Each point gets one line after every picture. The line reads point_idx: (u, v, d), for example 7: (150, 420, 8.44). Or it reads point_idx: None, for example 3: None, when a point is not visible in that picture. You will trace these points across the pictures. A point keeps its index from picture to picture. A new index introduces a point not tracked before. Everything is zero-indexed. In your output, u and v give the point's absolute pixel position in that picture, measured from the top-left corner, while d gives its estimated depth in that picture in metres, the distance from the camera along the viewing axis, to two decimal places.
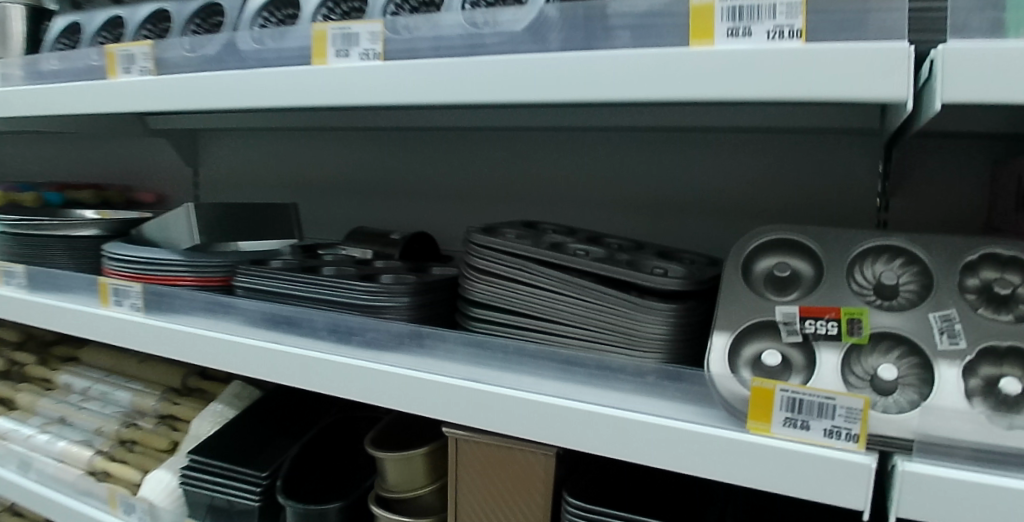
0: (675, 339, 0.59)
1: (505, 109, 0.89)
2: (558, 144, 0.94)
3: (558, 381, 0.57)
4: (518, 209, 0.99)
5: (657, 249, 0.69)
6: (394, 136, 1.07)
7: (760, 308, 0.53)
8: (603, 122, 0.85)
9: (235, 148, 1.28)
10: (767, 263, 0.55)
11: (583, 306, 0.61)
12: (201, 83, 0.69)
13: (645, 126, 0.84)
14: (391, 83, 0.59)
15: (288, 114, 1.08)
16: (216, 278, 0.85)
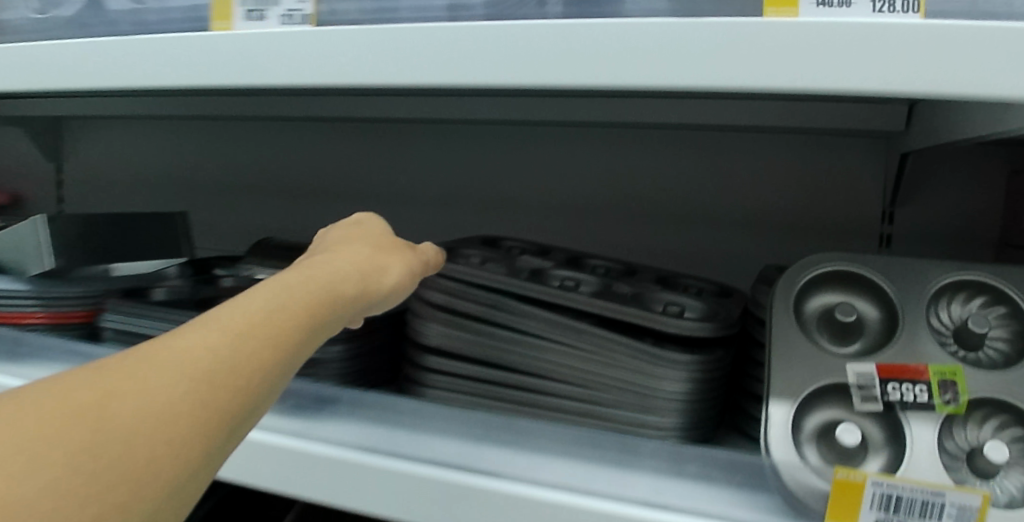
0: (702, 400, 0.46)
1: (453, 99, 0.73)
2: (521, 141, 0.80)
3: (561, 464, 0.42)
4: (467, 218, 0.83)
5: (657, 274, 0.56)
6: (321, 129, 0.89)
7: (825, 366, 0.40)
8: (574, 117, 0.70)
9: (119, 140, 1.05)
10: (820, 302, 0.43)
11: (580, 357, 0.47)
12: (23, 55, 0.47)
13: (623, 122, 0.70)
14: (290, 57, 0.38)
15: (177, 99, 0.87)
16: (78, 313, 0.64)
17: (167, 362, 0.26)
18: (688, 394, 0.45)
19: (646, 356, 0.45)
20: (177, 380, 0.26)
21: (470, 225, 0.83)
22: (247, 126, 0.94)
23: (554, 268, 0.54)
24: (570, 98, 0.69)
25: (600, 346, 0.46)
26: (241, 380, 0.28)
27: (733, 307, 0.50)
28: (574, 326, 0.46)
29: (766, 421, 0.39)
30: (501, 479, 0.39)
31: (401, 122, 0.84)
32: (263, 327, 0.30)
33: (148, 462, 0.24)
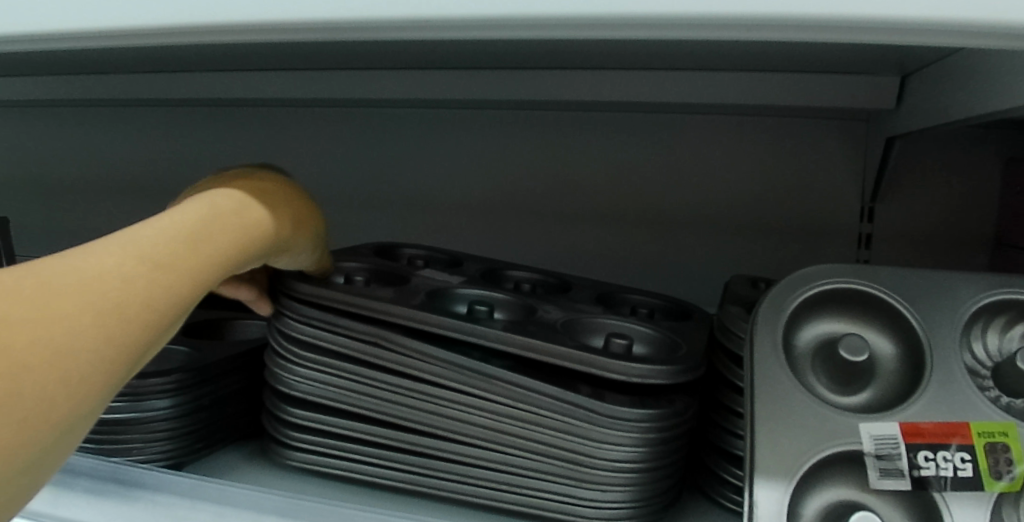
0: (658, 468, 0.33)
1: (331, 76, 0.57)
2: (424, 130, 0.63)
3: None
4: (358, 227, 0.67)
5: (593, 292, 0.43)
6: (182, 114, 0.71)
7: (829, 427, 0.28)
8: (485, 97, 0.56)
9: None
10: (817, 333, 0.32)
11: (492, 414, 0.33)
12: None
13: (548, 103, 0.56)
14: None
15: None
16: None
17: (75, 276, 0.21)
18: (640, 461, 0.32)
19: (583, 412, 0.32)
20: (86, 300, 0.21)
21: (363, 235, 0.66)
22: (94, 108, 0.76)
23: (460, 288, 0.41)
24: (479, 72, 0.53)
25: (521, 399, 0.32)
26: (161, 310, 0.22)
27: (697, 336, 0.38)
28: (483, 370, 0.33)
29: (749, 513, 0.27)
30: None
31: (272, 105, 0.66)
32: (182, 251, 0.24)
33: (44, 394, 0.19)
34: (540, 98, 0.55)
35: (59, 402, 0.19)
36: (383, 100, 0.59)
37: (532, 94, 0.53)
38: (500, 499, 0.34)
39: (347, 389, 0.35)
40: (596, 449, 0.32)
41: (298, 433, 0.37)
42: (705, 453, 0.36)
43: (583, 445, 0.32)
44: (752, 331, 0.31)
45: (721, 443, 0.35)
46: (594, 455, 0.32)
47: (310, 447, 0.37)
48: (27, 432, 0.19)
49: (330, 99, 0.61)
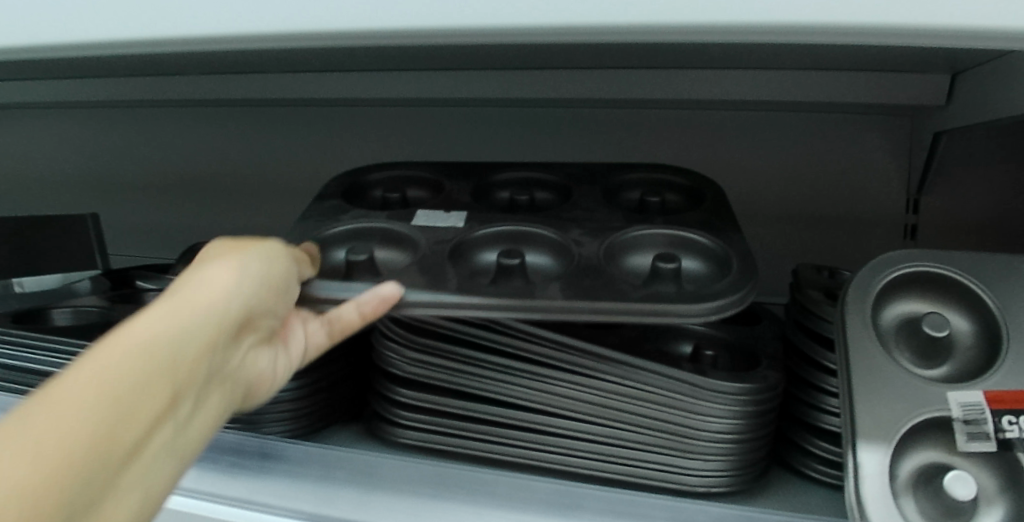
0: (753, 438, 0.36)
1: (377, 78, 0.57)
2: (468, 131, 0.64)
3: None
4: None
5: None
6: (219, 114, 0.71)
7: (921, 396, 0.31)
8: (536, 99, 0.57)
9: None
10: (901, 310, 0.35)
11: (598, 391, 0.36)
12: None
13: (599, 104, 0.57)
14: None
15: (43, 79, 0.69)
16: None
17: (108, 357, 0.23)
18: (738, 431, 0.35)
19: (688, 387, 0.35)
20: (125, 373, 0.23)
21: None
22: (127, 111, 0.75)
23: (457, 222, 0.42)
24: (535, 71, 0.54)
25: (629, 376, 0.35)
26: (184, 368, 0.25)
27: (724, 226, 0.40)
28: (591, 350, 0.35)
29: (855, 473, 0.30)
30: None
31: (314, 104, 0.66)
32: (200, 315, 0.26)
33: (91, 463, 0.21)
34: (591, 97, 0.56)
35: (103, 468, 0.22)
36: (432, 100, 0.60)
37: (589, 92, 0.54)
38: (608, 468, 0.37)
39: (458, 369, 0.38)
40: (694, 421, 0.35)
41: (407, 412, 0.40)
42: (788, 427, 0.39)
43: (686, 416, 0.35)
44: (844, 308, 0.34)
45: (806, 418, 0.37)
46: (692, 427, 0.35)
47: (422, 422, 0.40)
48: (70, 496, 0.20)
49: (376, 100, 0.62)
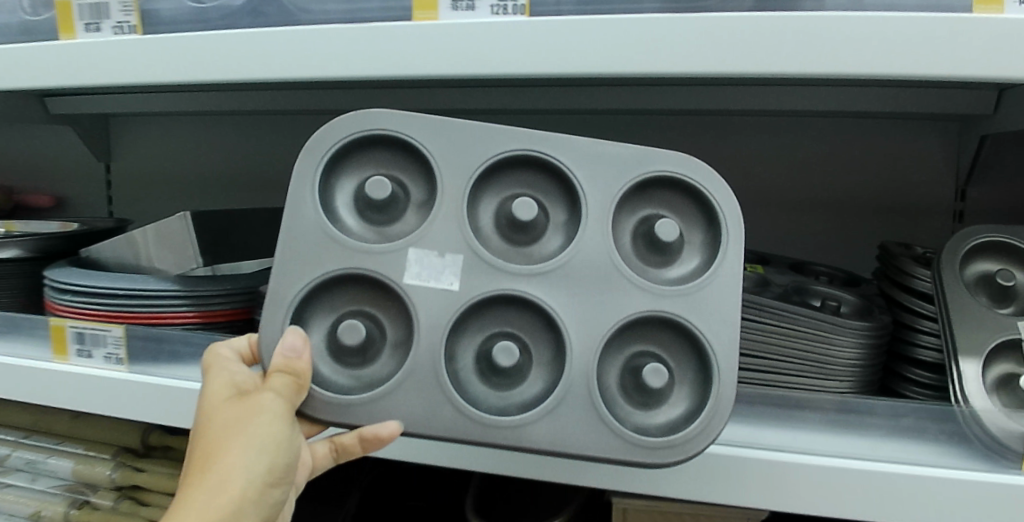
0: (868, 362, 0.49)
1: (507, 90, 0.66)
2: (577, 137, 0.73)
3: (782, 428, 0.46)
4: None
5: (786, 262, 0.58)
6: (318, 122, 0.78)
7: (999, 323, 0.46)
8: (646, 109, 0.66)
9: (20, 136, 0.81)
10: (981, 267, 0.49)
11: (761, 332, 0.48)
12: (203, 42, 0.45)
13: (695, 113, 0.68)
14: (538, 45, 0.40)
15: (180, 93, 0.72)
16: (225, 314, 0.52)
17: (221, 480, 0.35)
18: (860, 356, 0.49)
19: (828, 323, 0.48)
20: (232, 493, 0.35)
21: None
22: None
23: (449, 284, 0.42)
24: (640, 86, 0.63)
25: (784, 318, 0.48)
26: (265, 477, 0.36)
27: (723, 308, 0.42)
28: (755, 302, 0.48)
29: (959, 377, 0.44)
30: (745, 451, 0.44)
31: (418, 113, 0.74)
32: (276, 436, 0.37)
33: None
34: (692, 108, 0.66)
35: None
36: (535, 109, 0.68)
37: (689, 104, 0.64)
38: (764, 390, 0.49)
39: None
40: (831, 349, 0.48)
41: None
42: (893, 362, 0.52)
43: (825, 346, 0.48)
44: (940, 261, 0.48)
45: (903, 351, 0.52)
46: (832, 354, 0.48)
47: None
48: None
49: (495, 109, 0.70)
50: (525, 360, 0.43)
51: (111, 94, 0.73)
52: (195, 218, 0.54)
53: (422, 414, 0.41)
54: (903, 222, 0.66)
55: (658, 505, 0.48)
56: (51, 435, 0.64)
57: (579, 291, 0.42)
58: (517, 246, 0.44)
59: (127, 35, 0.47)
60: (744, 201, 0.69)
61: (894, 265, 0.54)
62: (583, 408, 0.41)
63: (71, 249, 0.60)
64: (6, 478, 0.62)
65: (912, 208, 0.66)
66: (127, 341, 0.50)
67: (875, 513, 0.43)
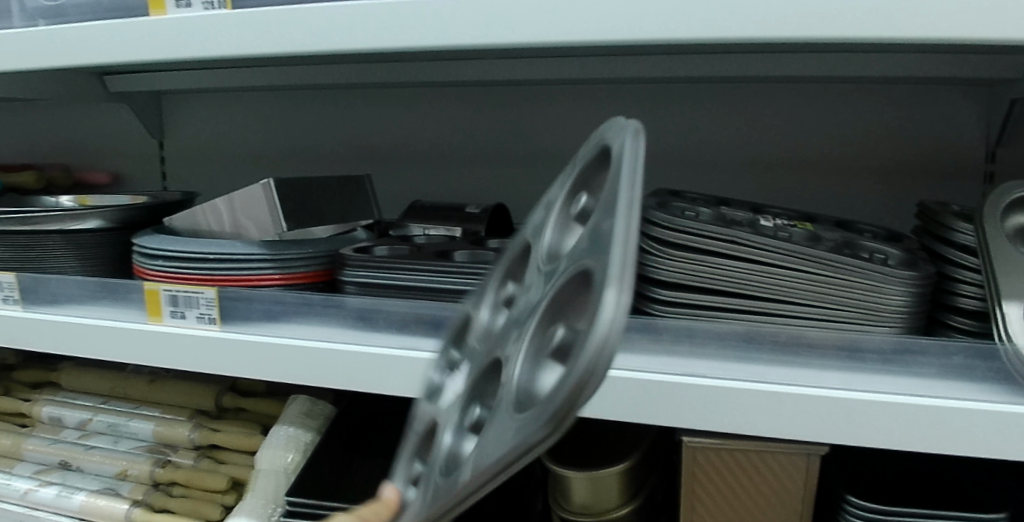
0: (914, 309, 0.53)
1: (563, 58, 0.68)
2: (628, 104, 0.75)
3: (842, 371, 0.50)
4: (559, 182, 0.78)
5: (833, 220, 0.64)
6: (364, 95, 0.79)
7: None
8: (698, 75, 0.68)
9: (86, 123, 0.88)
10: (1020, 219, 0.55)
11: (818, 281, 0.52)
12: (293, 17, 0.47)
13: (745, 79, 0.69)
14: (627, 7, 0.40)
15: (241, 70, 0.74)
16: (306, 275, 0.55)
17: None
18: (907, 304, 0.53)
19: (880, 273, 0.52)
20: None
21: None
22: (267, 95, 0.82)
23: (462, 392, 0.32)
24: (691, 55, 0.66)
25: (839, 270, 0.52)
26: None
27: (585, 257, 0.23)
28: (812, 256, 0.52)
29: (1003, 319, 0.48)
30: (808, 391, 0.48)
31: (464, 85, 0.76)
32: None
33: None
34: (744, 73, 0.68)
35: None
36: (577, 79, 0.71)
37: (731, 71, 0.66)
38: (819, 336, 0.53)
39: (707, 272, 0.54)
40: (882, 297, 0.52)
41: (665, 305, 0.56)
42: (936, 311, 0.58)
43: (876, 294, 0.52)
44: (980, 214, 0.54)
45: (946, 301, 0.57)
46: (884, 301, 0.52)
47: (672, 314, 0.56)
48: None
49: (549, 78, 0.71)
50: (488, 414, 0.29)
51: (179, 73, 0.76)
52: (278, 183, 0.55)
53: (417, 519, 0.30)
54: (937, 181, 0.70)
55: (724, 442, 0.52)
56: (128, 400, 0.67)
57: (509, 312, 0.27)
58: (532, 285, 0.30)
59: (216, 9, 0.50)
60: (790, 166, 0.72)
61: (939, 222, 0.60)
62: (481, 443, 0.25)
63: (150, 222, 0.63)
64: (89, 441, 0.64)
65: (946, 167, 0.69)
66: (219, 302, 0.52)
67: (932, 441, 0.47)
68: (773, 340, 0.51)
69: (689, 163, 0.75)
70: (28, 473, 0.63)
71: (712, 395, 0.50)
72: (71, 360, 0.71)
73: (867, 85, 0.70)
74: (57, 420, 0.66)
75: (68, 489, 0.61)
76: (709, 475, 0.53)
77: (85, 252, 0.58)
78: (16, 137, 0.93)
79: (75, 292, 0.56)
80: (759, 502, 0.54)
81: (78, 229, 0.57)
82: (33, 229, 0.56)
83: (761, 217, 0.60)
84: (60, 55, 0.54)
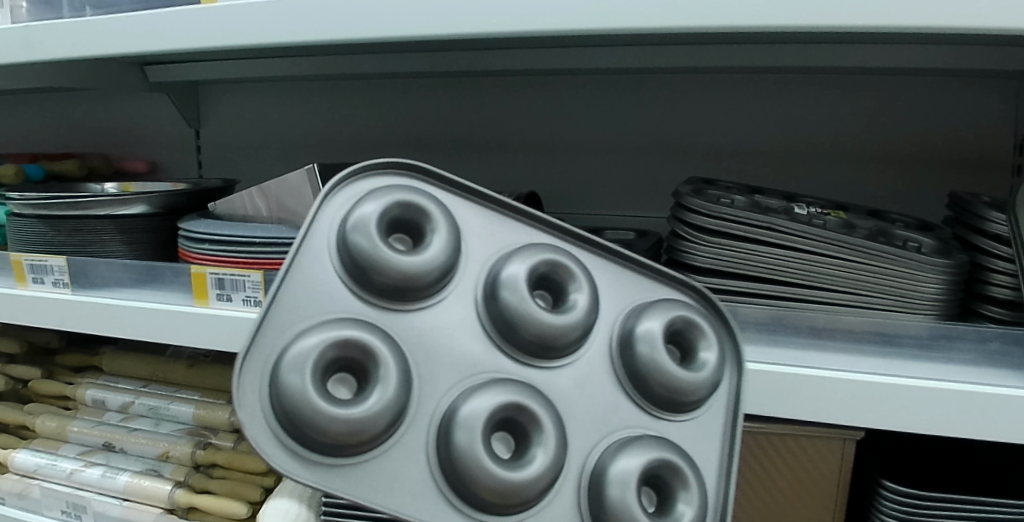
0: (948, 297, 0.54)
1: (596, 48, 0.68)
2: (660, 94, 0.75)
3: (878, 358, 0.51)
4: (591, 169, 0.78)
5: (865, 209, 0.64)
6: (398, 84, 0.81)
7: None
8: (732, 64, 0.68)
9: (124, 112, 0.90)
10: None
11: (852, 267, 0.53)
12: (338, 5, 0.47)
13: (780, 68, 0.70)
14: None
15: (279, 60, 0.76)
16: None
17: None
18: (941, 292, 0.53)
19: (914, 261, 0.53)
20: None
21: (581, 180, 0.79)
22: (301, 84, 0.83)
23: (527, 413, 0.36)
24: (725, 45, 0.66)
25: (874, 257, 0.53)
26: None
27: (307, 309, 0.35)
28: (846, 243, 0.53)
29: None
30: (844, 376, 0.49)
31: (494, 75, 0.77)
32: None
33: None
34: (778, 63, 0.68)
35: None
36: (608, 69, 0.72)
37: (763, 62, 0.67)
38: None
39: (742, 259, 0.55)
40: (916, 285, 0.53)
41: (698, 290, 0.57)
42: (968, 300, 0.58)
43: (910, 282, 0.53)
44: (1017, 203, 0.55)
45: (980, 291, 0.57)
46: (917, 289, 0.52)
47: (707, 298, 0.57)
48: None
49: (582, 67, 0.72)
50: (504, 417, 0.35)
51: (218, 62, 0.78)
52: (321, 170, 0.56)
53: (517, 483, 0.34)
54: (967, 173, 0.70)
55: (759, 426, 0.53)
56: (168, 383, 0.68)
57: (423, 355, 0.36)
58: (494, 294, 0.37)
59: None
60: (822, 155, 0.73)
61: (972, 212, 0.60)
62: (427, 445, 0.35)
63: (192, 205, 0.64)
64: (131, 424, 0.65)
65: (977, 158, 0.69)
66: (263, 285, 0.53)
67: (966, 427, 0.47)
68: (810, 326, 0.52)
69: (719, 153, 0.75)
70: (73, 454, 0.65)
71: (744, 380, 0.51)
72: (112, 345, 0.73)
73: (898, 76, 0.70)
74: (99, 403, 0.67)
75: (112, 470, 0.62)
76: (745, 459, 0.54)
77: (131, 237, 0.60)
78: (55, 126, 0.95)
79: (122, 276, 0.58)
80: (795, 485, 0.54)
81: (125, 214, 0.59)
82: (82, 214, 0.58)
83: (795, 205, 0.61)
84: (108, 45, 0.55)
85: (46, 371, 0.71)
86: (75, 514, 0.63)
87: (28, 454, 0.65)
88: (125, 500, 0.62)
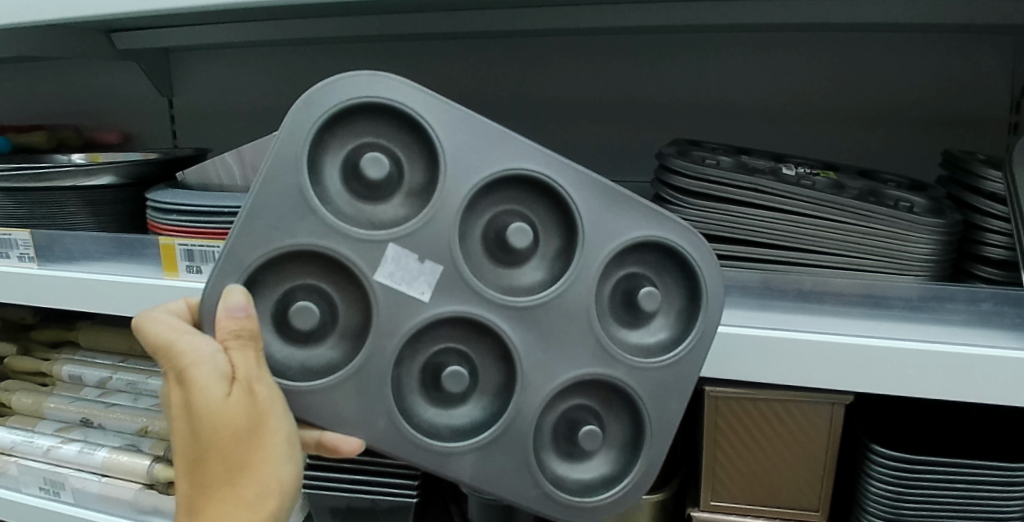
0: (939, 257, 0.52)
1: (579, 8, 0.66)
2: (645, 56, 0.73)
3: (866, 320, 0.49)
4: (579, 133, 0.76)
5: (856, 169, 0.63)
6: (381, 50, 0.79)
7: None
8: (721, 22, 0.65)
9: (97, 82, 0.88)
10: None
11: (841, 228, 0.51)
12: None
13: (769, 26, 0.67)
14: None
15: (252, 25, 0.73)
16: None
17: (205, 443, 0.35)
18: (932, 251, 0.51)
19: (905, 220, 0.51)
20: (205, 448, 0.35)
21: (568, 145, 0.77)
22: (276, 49, 0.80)
23: (378, 272, 0.40)
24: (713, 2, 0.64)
25: (863, 217, 0.51)
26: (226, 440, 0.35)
27: (668, 397, 0.43)
28: (835, 203, 0.51)
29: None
30: (829, 340, 0.48)
31: (477, 37, 0.75)
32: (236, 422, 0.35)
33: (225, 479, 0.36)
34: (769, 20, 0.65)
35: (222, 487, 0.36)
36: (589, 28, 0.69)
37: (750, 18, 0.64)
38: None
39: (729, 222, 0.53)
40: (907, 245, 0.51)
41: None
42: (962, 260, 0.57)
43: (900, 242, 0.51)
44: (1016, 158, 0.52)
45: (973, 251, 0.56)
46: (906, 248, 0.51)
47: None
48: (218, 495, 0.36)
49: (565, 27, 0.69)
50: (473, 378, 0.43)
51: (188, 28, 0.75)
52: None
53: (490, 477, 0.41)
54: (963, 131, 0.68)
55: (745, 391, 0.52)
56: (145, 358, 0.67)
57: (546, 353, 0.42)
58: (497, 264, 0.43)
59: None
60: (815, 114, 0.71)
61: (968, 169, 0.58)
62: (514, 455, 0.42)
63: (162, 175, 0.63)
64: (108, 399, 0.64)
65: (975, 115, 0.67)
66: None
67: (955, 390, 0.46)
68: (796, 288, 0.50)
69: (707, 115, 0.73)
70: (50, 430, 0.64)
71: (728, 344, 0.49)
72: (90, 319, 0.72)
73: (889, 32, 0.68)
74: (76, 379, 0.66)
75: (90, 446, 0.62)
76: (730, 425, 0.53)
77: (98, 208, 0.58)
78: (27, 98, 0.93)
79: (89, 249, 0.56)
80: (781, 450, 0.53)
81: (91, 185, 0.57)
82: (46, 185, 0.56)
83: (784, 166, 0.59)
84: (65, 10, 0.53)
85: (22, 347, 0.70)
86: (54, 491, 0.63)
87: (5, 431, 0.64)
88: (104, 476, 0.61)
